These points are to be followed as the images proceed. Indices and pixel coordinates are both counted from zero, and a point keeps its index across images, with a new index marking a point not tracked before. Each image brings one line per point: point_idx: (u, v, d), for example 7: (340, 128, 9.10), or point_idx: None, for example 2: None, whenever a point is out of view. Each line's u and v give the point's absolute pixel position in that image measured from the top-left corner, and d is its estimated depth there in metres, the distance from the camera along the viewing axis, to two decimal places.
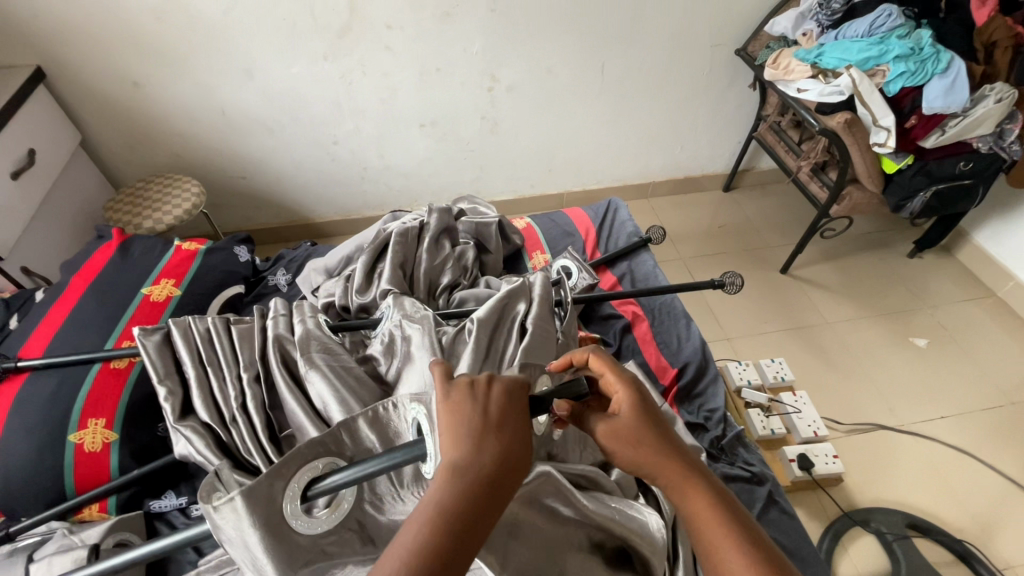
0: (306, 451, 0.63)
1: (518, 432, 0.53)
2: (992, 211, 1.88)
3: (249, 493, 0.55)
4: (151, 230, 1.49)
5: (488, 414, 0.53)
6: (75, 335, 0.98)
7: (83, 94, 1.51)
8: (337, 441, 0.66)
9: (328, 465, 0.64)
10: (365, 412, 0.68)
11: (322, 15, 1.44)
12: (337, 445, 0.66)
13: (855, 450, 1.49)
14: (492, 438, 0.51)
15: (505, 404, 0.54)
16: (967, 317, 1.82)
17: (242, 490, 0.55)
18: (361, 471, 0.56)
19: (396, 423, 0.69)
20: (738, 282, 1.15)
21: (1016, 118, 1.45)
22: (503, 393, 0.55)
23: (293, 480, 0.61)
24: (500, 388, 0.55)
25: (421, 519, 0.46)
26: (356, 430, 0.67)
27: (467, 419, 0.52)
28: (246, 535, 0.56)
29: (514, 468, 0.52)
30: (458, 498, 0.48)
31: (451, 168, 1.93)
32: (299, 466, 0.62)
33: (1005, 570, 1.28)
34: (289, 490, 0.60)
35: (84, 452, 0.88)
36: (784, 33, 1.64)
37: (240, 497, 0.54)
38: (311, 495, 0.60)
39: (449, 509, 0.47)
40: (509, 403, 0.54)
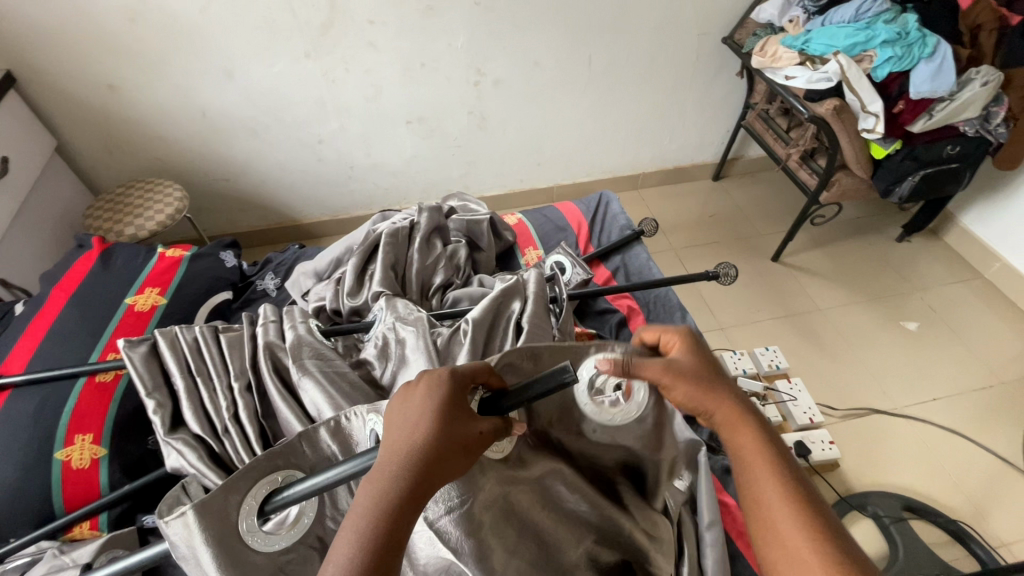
0: (261, 466, 0.62)
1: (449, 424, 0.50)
2: (978, 194, 1.90)
3: (202, 508, 0.57)
4: (133, 237, 1.46)
5: (413, 417, 0.50)
6: (58, 349, 0.95)
7: (56, 98, 1.46)
8: (297, 452, 0.64)
9: (286, 479, 0.62)
10: (324, 423, 0.66)
11: (301, 13, 1.40)
12: (296, 457, 0.64)
13: (851, 435, 1.50)
14: (414, 432, 0.49)
15: (431, 401, 0.51)
16: (955, 300, 1.84)
17: (194, 505, 0.56)
18: (316, 483, 0.55)
19: (358, 432, 0.67)
20: (733, 273, 1.13)
21: (1000, 102, 1.46)
22: (428, 390, 0.52)
23: (250, 495, 0.60)
24: (426, 387, 0.52)
25: (344, 529, 0.45)
26: (316, 439, 0.65)
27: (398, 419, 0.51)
28: (199, 551, 0.57)
29: (444, 468, 0.49)
30: (376, 504, 0.46)
31: (438, 165, 1.90)
32: (256, 480, 0.61)
33: (998, 548, 1.31)
34: (245, 505, 0.60)
35: (72, 469, 0.85)
36: (770, 20, 1.64)
37: (192, 512, 0.56)
38: (267, 509, 0.60)
39: (367, 517, 0.46)
40: (434, 400, 0.51)
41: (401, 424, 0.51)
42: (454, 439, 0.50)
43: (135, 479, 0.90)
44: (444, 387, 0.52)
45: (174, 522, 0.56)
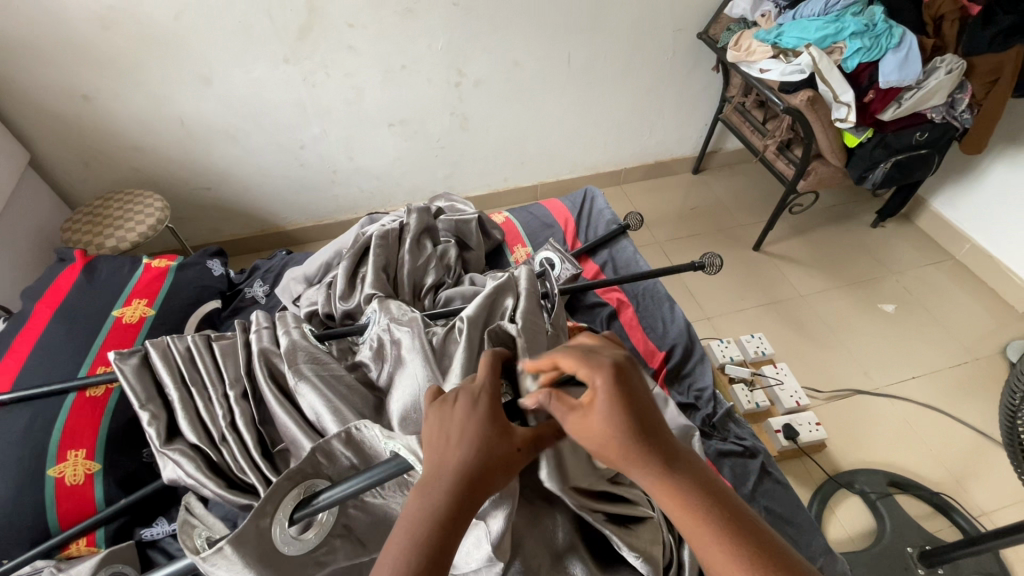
0: (284, 483, 0.62)
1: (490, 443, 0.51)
2: (946, 178, 1.97)
3: (238, 537, 0.58)
4: (114, 249, 1.43)
5: (458, 429, 0.52)
6: (46, 365, 0.93)
7: (29, 111, 1.43)
8: (314, 463, 0.65)
9: (309, 487, 0.64)
10: (336, 434, 0.66)
11: (279, 17, 1.39)
12: (314, 467, 0.65)
13: (836, 415, 1.55)
14: (458, 450, 0.50)
15: (475, 413, 0.53)
16: (930, 280, 1.91)
17: (229, 539, 0.57)
18: (347, 491, 0.58)
19: (372, 440, 0.68)
20: (718, 263, 1.16)
21: (965, 88, 1.52)
22: (468, 407, 0.53)
23: (279, 510, 0.62)
24: (468, 404, 0.54)
25: (400, 536, 0.47)
26: (333, 450, 0.66)
27: (439, 436, 0.53)
28: (243, 575, 0.59)
29: (490, 478, 0.50)
30: (428, 512, 0.47)
31: (422, 167, 1.90)
32: (283, 494, 0.63)
33: (980, 516, 1.36)
34: (275, 520, 0.61)
35: (66, 485, 0.84)
36: (743, 15, 1.67)
37: (229, 544, 0.57)
38: (298, 519, 0.62)
39: (422, 524, 0.47)
40: (476, 415, 0.53)
41: (444, 441, 0.52)
42: (497, 450, 0.51)
43: (131, 493, 0.89)
44: (485, 402, 0.54)
45: (210, 556, 0.58)
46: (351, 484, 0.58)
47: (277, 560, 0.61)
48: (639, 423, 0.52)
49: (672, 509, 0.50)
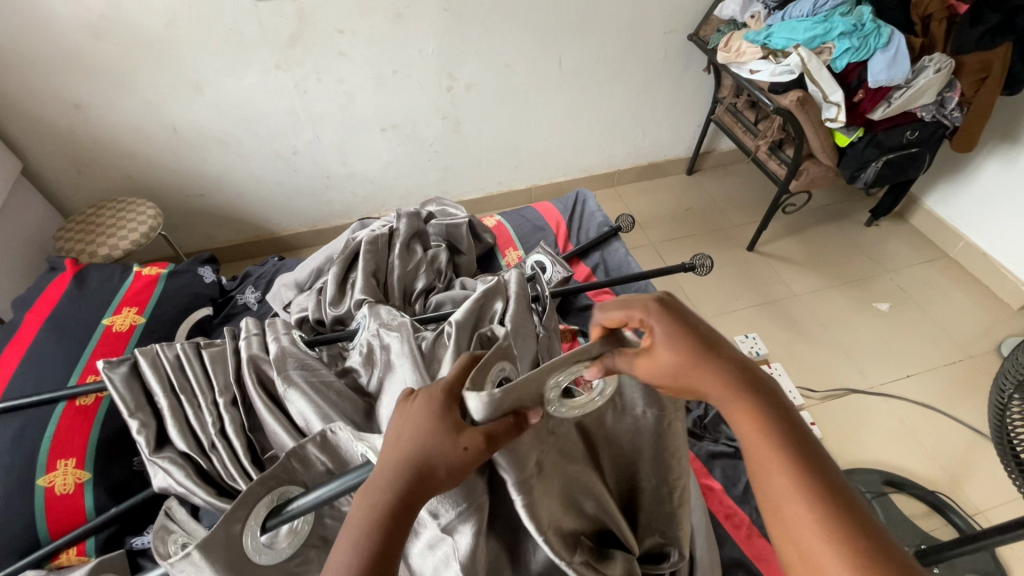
0: (256, 488, 0.61)
1: (435, 441, 0.48)
2: (939, 176, 1.97)
3: (206, 545, 0.58)
4: (107, 257, 1.44)
5: (408, 432, 0.49)
6: (35, 374, 0.94)
7: (21, 120, 1.43)
8: (289, 467, 0.64)
9: (284, 493, 0.63)
10: (312, 437, 0.65)
11: (269, 24, 1.40)
12: (288, 473, 0.64)
13: (831, 415, 1.55)
14: (403, 448, 0.49)
15: (426, 414, 0.50)
16: (924, 278, 1.91)
17: (199, 547, 0.57)
18: (323, 496, 0.56)
19: (348, 443, 0.67)
20: (709, 264, 1.15)
21: (954, 87, 1.52)
22: (423, 405, 0.51)
23: (251, 517, 0.61)
24: (420, 408, 0.51)
25: (341, 545, 0.47)
26: (309, 453, 0.65)
27: (394, 433, 0.51)
28: None
29: (433, 482, 0.48)
30: (369, 515, 0.47)
31: (416, 171, 1.91)
32: (255, 501, 0.61)
33: (974, 515, 1.36)
34: (247, 527, 0.61)
35: (56, 495, 0.84)
36: (733, 16, 1.68)
37: (197, 552, 0.57)
38: (270, 528, 0.61)
39: (360, 533, 0.46)
40: (426, 420, 0.50)
41: (395, 437, 0.50)
42: (440, 453, 0.48)
43: (122, 501, 0.89)
44: (439, 402, 0.51)
45: (179, 562, 0.58)
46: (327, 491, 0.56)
47: (248, 569, 0.60)
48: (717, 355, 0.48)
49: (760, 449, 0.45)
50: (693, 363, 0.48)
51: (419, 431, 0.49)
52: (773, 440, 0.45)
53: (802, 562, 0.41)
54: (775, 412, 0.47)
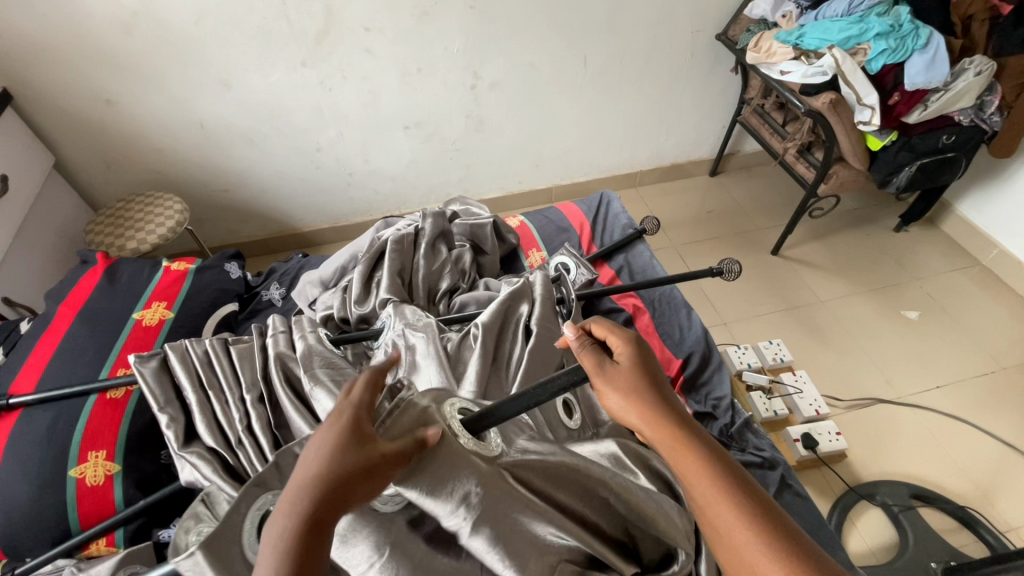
0: (252, 490, 0.58)
1: (341, 460, 0.46)
2: (973, 181, 1.91)
3: (210, 545, 0.54)
4: (135, 251, 1.46)
5: (318, 445, 0.47)
6: (68, 366, 0.95)
7: (55, 115, 1.46)
8: (281, 472, 0.61)
9: (279, 498, 0.60)
10: (301, 441, 0.63)
11: (297, 22, 1.40)
12: (286, 473, 0.62)
13: (857, 425, 1.51)
14: (314, 470, 0.46)
15: (331, 436, 0.47)
16: (956, 286, 1.86)
17: (199, 546, 0.53)
18: None
19: None
20: (737, 269, 1.13)
21: (995, 90, 1.47)
22: (329, 427, 0.48)
23: (248, 521, 0.57)
24: (331, 421, 0.49)
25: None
26: (300, 468, 0.62)
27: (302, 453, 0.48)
28: None
29: (355, 493, 0.46)
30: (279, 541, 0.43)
31: (438, 169, 1.90)
32: (254, 502, 0.58)
33: (1007, 532, 1.32)
34: (243, 531, 0.57)
35: (87, 486, 0.85)
36: (764, 15, 1.65)
37: (201, 552, 0.53)
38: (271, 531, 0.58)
39: (280, 553, 0.43)
40: (336, 431, 0.48)
41: (301, 461, 0.47)
42: (353, 453, 0.47)
43: (150, 493, 0.90)
44: (348, 420, 0.49)
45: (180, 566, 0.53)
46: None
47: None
48: (650, 382, 0.61)
49: (681, 460, 0.55)
50: (637, 384, 0.60)
51: (323, 454, 0.46)
52: (694, 455, 0.55)
53: (734, 557, 0.50)
54: (695, 436, 0.56)
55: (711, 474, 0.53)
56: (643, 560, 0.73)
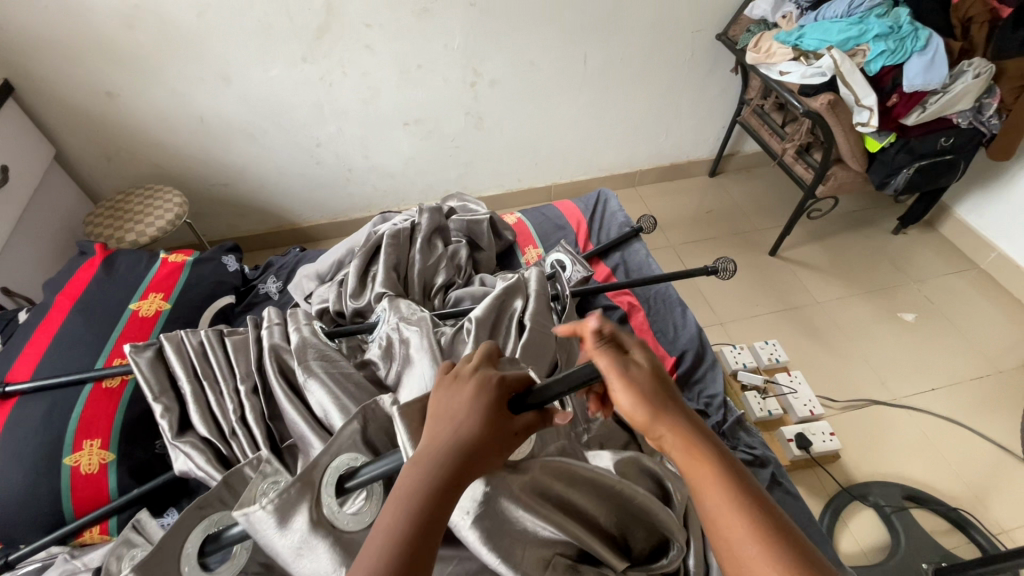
0: (194, 513, 0.64)
1: (490, 425, 0.51)
2: (972, 185, 1.91)
3: (144, 566, 0.58)
4: (134, 243, 1.46)
5: (458, 408, 0.52)
6: (64, 356, 0.96)
7: (56, 107, 1.47)
8: (229, 491, 0.68)
9: (219, 520, 0.65)
10: (248, 462, 0.71)
11: (297, 17, 1.41)
12: (222, 499, 0.67)
13: (851, 426, 1.51)
14: (463, 428, 0.50)
15: (481, 398, 0.52)
16: (954, 289, 1.86)
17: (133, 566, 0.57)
18: (245, 520, 0.56)
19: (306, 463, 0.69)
20: (732, 268, 1.13)
21: (993, 93, 1.48)
22: (478, 389, 0.53)
23: (188, 541, 0.62)
24: (477, 382, 0.53)
25: (383, 520, 0.46)
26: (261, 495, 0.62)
27: (444, 407, 0.52)
28: None
29: (484, 463, 0.50)
30: (421, 485, 0.47)
31: (436, 167, 1.91)
32: (191, 525, 0.63)
33: (999, 534, 1.32)
34: (185, 551, 0.61)
35: (81, 474, 0.86)
36: (764, 16, 1.65)
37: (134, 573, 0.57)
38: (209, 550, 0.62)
39: (410, 498, 0.46)
40: (482, 394, 0.52)
41: (448, 416, 0.52)
42: (496, 426, 0.51)
43: (144, 482, 0.90)
44: (496, 387, 0.53)
45: None
46: (251, 511, 0.55)
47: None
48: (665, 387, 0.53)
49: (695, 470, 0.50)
50: (652, 393, 0.52)
51: (472, 415, 0.51)
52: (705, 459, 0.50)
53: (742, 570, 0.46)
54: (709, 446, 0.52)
55: (723, 481, 0.49)
56: (635, 551, 0.72)
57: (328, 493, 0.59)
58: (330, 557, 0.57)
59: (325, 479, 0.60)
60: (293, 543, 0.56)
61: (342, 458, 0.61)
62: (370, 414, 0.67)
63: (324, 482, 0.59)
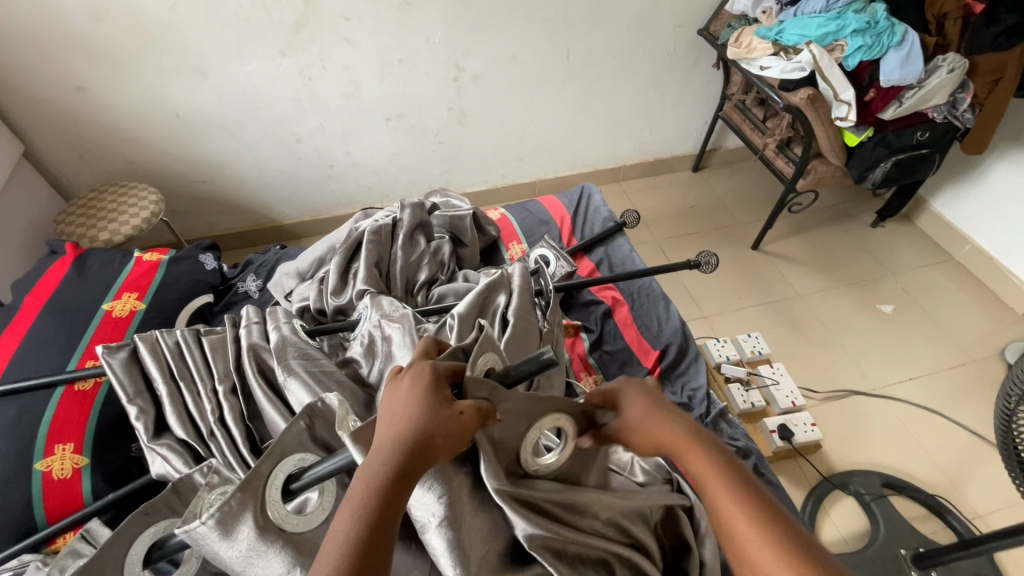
0: (139, 519, 0.60)
1: (430, 412, 0.50)
2: (948, 178, 1.95)
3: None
4: (108, 243, 1.43)
5: (399, 404, 0.52)
6: (34, 358, 0.93)
7: (25, 104, 1.43)
8: (178, 498, 0.64)
9: (168, 527, 0.61)
10: (198, 469, 0.66)
11: (275, 9, 1.38)
12: (170, 507, 0.63)
13: (832, 417, 1.54)
14: (402, 422, 0.50)
15: (418, 388, 0.52)
16: (930, 280, 1.90)
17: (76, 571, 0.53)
18: (185, 531, 0.53)
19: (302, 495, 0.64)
20: (714, 261, 1.13)
21: (967, 88, 1.50)
22: (413, 381, 0.53)
23: (132, 549, 0.58)
24: (412, 375, 0.54)
25: (342, 518, 0.45)
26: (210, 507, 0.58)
27: (388, 405, 0.53)
28: None
29: (431, 449, 0.49)
30: (370, 482, 0.46)
31: (420, 162, 1.89)
32: (137, 531, 0.59)
33: (974, 519, 1.35)
34: (129, 560, 0.58)
35: (53, 479, 0.83)
36: (744, 11, 1.66)
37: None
38: (157, 556, 0.58)
39: (358, 501, 0.45)
40: (420, 386, 0.53)
41: (390, 414, 0.51)
42: (430, 423, 0.50)
43: (119, 487, 0.87)
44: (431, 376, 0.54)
45: None
46: (192, 527, 0.53)
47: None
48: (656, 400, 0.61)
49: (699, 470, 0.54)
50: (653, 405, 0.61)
51: (411, 407, 0.51)
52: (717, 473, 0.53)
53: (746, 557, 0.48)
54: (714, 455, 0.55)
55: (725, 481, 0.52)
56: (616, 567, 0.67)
57: (274, 498, 0.57)
58: (282, 560, 0.56)
59: (269, 484, 0.57)
60: (241, 553, 0.54)
61: (287, 462, 0.59)
62: (318, 413, 0.64)
63: (268, 488, 0.57)
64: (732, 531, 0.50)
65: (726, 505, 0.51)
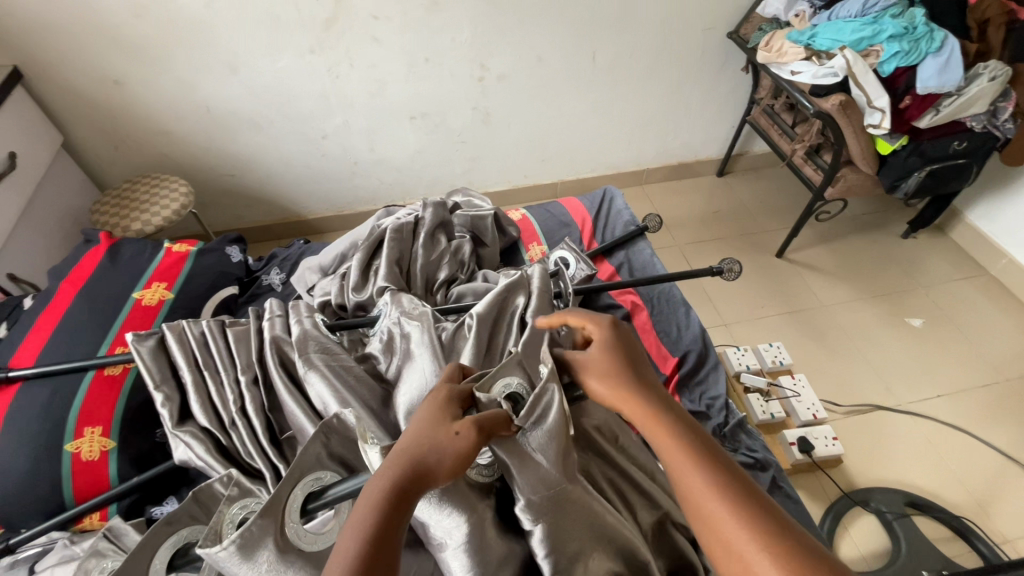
0: (163, 529, 0.60)
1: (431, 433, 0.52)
2: (984, 189, 1.88)
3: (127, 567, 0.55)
4: (139, 233, 1.47)
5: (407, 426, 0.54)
6: (67, 343, 0.96)
7: (65, 96, 1.47)
8: (201, 506, 0.64)
9: (189, 535, 0.62)
10: (220, 477, 0.65)
11: (306, 8, 1.40)
12: (195, 514, 0.64)
13: (854, 432, 1.50)
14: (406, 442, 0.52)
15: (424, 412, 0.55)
16: (962, 295, 1.84)
17: None
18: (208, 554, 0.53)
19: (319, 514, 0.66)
20: (737, 269, 1.11)
21: (1009, 96, 1.46)
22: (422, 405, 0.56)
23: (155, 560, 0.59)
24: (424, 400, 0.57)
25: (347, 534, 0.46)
26: (229, 524, 0.59)
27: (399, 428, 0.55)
28: None
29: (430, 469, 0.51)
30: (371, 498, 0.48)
31: (442, 160, 1.90)
32: (163, 539, 0.60)
33: (1002, 544, 1.31)
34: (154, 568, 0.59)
35: (82, 461, 0.86)
36: (776, 14, 1.63)
37: None
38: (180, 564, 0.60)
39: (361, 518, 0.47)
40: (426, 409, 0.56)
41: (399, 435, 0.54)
42: (428, 443, 0.52)
43: (143, 471, 0.91)
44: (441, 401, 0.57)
45: None
46: (213, 550, 0.53)
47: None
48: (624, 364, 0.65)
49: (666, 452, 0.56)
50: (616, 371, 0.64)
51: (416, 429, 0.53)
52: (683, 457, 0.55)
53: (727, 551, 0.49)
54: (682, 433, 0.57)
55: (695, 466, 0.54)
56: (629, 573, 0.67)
57: (292, 519, 0.58)
58: None
59: (288, 506, 0.58)
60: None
61: (304, 483, 0.60)
62: (333, 428, 0.64)
63: (288, 510, 0.58)
64: (709, 524, 0.51)
65: (697, 489, 0.52)
